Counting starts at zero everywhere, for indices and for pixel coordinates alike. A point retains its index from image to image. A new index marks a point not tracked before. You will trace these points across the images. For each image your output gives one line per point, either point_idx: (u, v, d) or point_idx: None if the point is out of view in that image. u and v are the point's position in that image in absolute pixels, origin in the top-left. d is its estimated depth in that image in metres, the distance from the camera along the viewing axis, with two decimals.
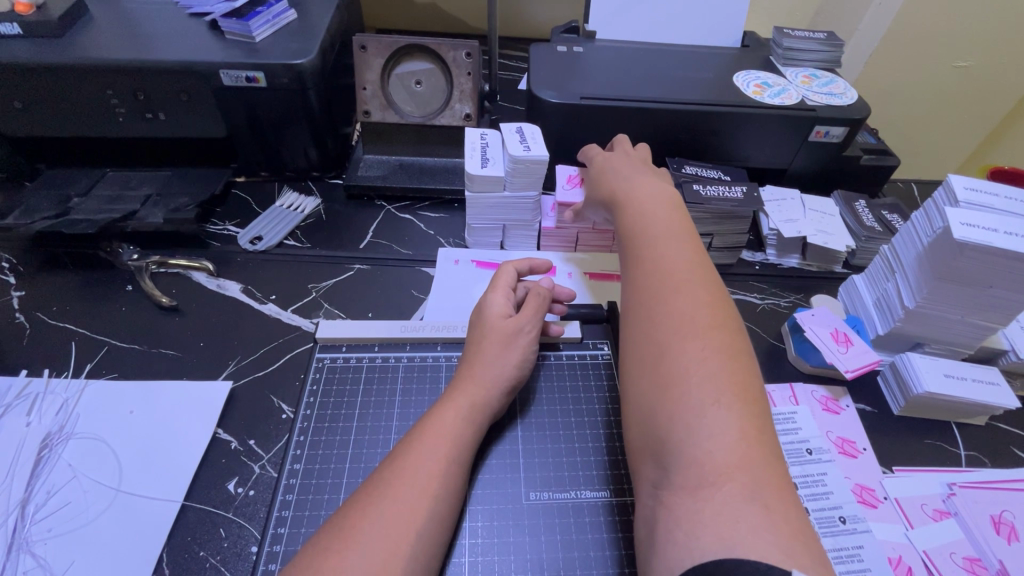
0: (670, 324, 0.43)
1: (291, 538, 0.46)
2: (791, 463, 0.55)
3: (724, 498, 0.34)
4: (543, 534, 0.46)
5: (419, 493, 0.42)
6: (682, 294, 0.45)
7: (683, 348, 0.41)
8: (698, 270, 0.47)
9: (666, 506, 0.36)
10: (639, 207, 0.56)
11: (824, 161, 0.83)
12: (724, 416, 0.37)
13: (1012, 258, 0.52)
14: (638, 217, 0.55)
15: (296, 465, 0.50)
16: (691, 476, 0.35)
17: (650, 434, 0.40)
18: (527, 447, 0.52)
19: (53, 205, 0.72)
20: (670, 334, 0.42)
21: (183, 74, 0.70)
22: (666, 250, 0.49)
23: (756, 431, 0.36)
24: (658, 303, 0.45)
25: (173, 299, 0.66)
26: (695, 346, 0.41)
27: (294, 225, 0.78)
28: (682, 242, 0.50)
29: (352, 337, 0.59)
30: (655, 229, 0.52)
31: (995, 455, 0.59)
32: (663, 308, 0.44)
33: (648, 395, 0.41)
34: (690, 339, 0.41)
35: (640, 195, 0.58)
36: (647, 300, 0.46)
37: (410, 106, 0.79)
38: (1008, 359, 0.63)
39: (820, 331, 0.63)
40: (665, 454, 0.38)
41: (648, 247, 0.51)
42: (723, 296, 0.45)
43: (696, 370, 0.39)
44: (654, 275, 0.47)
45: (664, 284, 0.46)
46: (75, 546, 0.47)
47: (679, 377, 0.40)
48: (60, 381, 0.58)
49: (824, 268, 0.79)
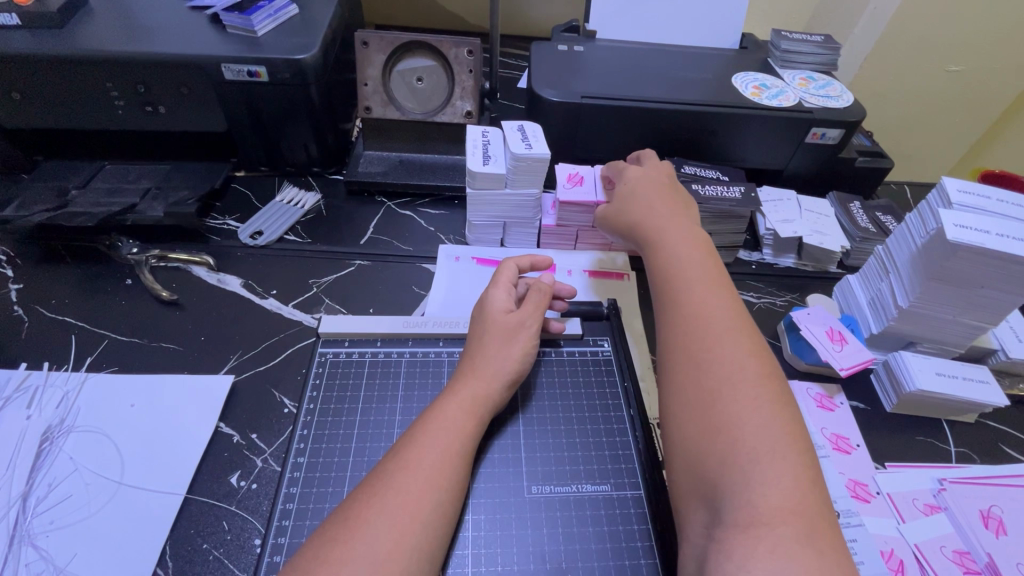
0: (718, 371, 0.44)
1: (294, 531, 0.46)
2: None
3: (778, 539, 0.36)
4: (545, 527, 0.47)
5: (423, 486, 0.42)
6: (727, 341, 0.46)
7: (733, 396, 0.43)
8: (739, 318, 0.49)
9: (716, 541, 0.38)
10: (672, 244, 0.57)
11: (819, 162, 0.85)
12: (779, 465, 0.39)
13: (1001, 258, 0.53)
14: (672, 255, 0.56)
15: (299, 458, 0.50)
16: (742, 517, 0.37)
17: (699, 472, 0.41)
18: (528, 441, 0.52)
19: (52, 197, 0.72)
20: (719, 380, 0.44)
21: (184, 68, 0.70)
22: (706, 294, 0.51)
23: (808, 480, 0.39)
24: (702, 349, 0.46)
25: (173, 293, 0.66)
26: (744, 395, 0.43)
27: (295, 220, 0.78)
28: (720, 286, 0.52)
29: (354, 332, 0.59)
30: (691, 270, 0.54)
31: (984, 451, 0.61)
32: (711, 356, 0.46)
33: (698, 439, 0.42)
34: (740, 388, 0.43)
35: (672, 230, 0.59)
36: (691, 345, 0.47)
37: (411, 102, 0.80)
38: (996, 358, 0.65)
39: (815, 329, 0.64)
40: (717, 495, 0.40)
41: (687, 289, 0.52)
42: (763, 343, 0.47)
43: (748, 419, 0.41)
44: (696, 319, 0.49)
45: (708, 331, 0.47)
46: (76, 540, 0.47)
47: (729, 423, 0.41)
48: (60, 374, 0.58)
49: (818, 268, 0.80)
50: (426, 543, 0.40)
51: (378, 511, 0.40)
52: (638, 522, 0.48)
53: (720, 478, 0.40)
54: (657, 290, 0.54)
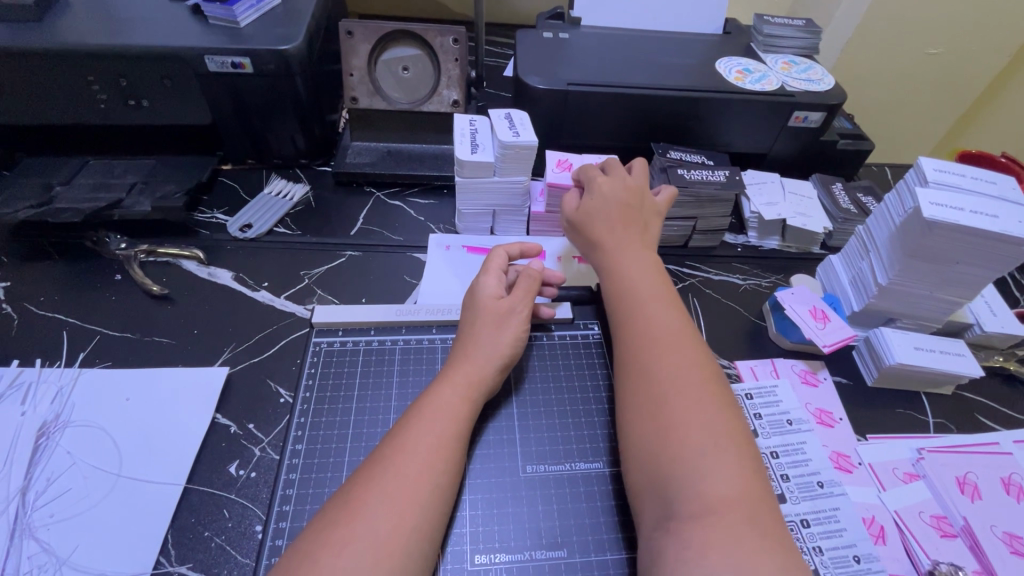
0: (666, 376, 0.46)
1: (295, 515, 0.47)
2: (773, 434, 0.58)
3: (728, 526, 0.38)
4: (540, 505, 0.48)
5: (420, 468, 0.43)
6: (673, 349, 0.49)
7: (681, 397, 0.45)
8: (683, 328, 0.51)
9: (669, 532, 0.39)
10: (624, 254, 0.59)
11: (802, 146, 0.86)
12: (724, 459, 0.41)
13: (974, 235, 0.55)
14: (623, 266, 0.58)
15: (298, 446, 0.51)
16: (691, 512, 0.39)
17: (650, 471, 0.43)
18: (522, 423, 0.54)
19: (37, 193, 0.71)
20: (669, 385, 0.46)
21: (166, 61, 0.69)
22: (653, 305, 0.53)
23: (751, 471, 0.41)
24: (653, 359, 0.48)
25: (164, 287, 0.66)
26: (690, 397, 0.45)
27: (283, 212, 0.78)
28: (666, 299, 0.54)
29: (348, 321, 0.60)
30: (641, 281, 0.56)
31: (960, 421, 0.63)
32: (659, 364, 0.48)
33: (649, 439, 0.44)
34: (686, 391, 0.45)
35: (625, 240, 0.60)
36: (642, 352, 0.49)
37: (396, 92, 0.80)
38: (973, 332, 0.67)
39: (799, 308, 0.66)
40: (668, 490, 0.41)
41: (635, 300, 0.54)
42: (706, 351, 0.50)
43: (694, 418, 0.43)
44: (645, 330, 0.51)
45: (657, 342, 0.49)
46: (77, 532, 0.47)
47: (678, 423, 0.43)
48: (52, 370, 0.58)
49: (802, 249, 0.82)
50: (421, 533, 0.41)
51: (367, 504, 0.41)
52: (629, 498, 0.49)
53: (671, 476, 0.41)
54: (612, 301, 0.56)
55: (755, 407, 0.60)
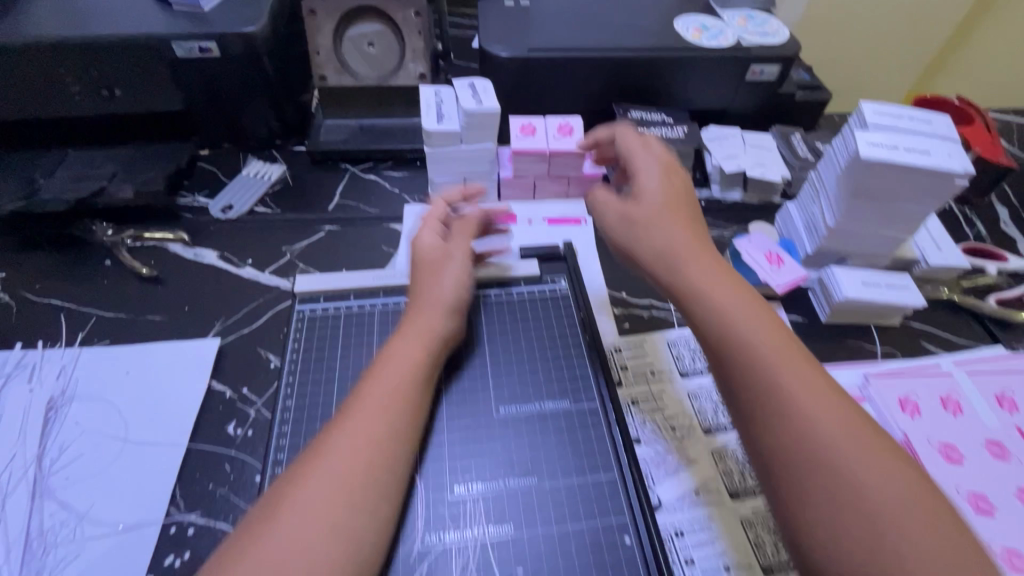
0: (781, 384, 0.42)
1: (290, 462, 0.51)
2: None
3: (914, 533, 0.37)
4: (513, 440, 0.53)
5: (370, 431, 0.46)
6: (780, 348, 0.44)
7: (806, 410, 0.41)
8: (772, 320, 0.46)
9: (831, 546, 0.38)
10: (687, 240, 0.53)
11: (762, 99, 0.88)
12: (874, 468, 0.39)
13: (910, 172, 0.59)
14: (686, 250, 0.52)
15: (288, 402, 0.55)
16: (853, 531, 0.37)
17: (842, 497, 0.38)
18: (495, 370, 0.58)
19: (21, 187, 0.73)
20: (788, 399, 0.42)
21: (135, 49, 0.71)
22: (734, 300, 0.47)
23: (903, 475, 0.39)
24: (777, 374, 0.43)
25: (154, 269, 0.70)
26: (814, 404, 0.41)
27: (262, 192, 0.81)
28: (744, 289, 0.49)
29: (329, 289, 0.63)
30: (712, 269, 0.50)
31: (905, 348, 0.68)
32: (819, 398, 0.42)
33: (799, 463, 0.40)
34: (807, 399, 0.42)
35: (684, 224, 0.54)
36: (745, 360, 0.44)
37: (363, 68, 0.82)
38: (917, 267, 0.71)
39: (754, 253, 0.71)
40: (836, 515, 0.38)
41: (710, 292, 0.48)
42: (791, 335, 0.46)
43: (826, 430, 0.40)
44: (738, 325, 0.46)
45: (775, 354, 0.44)
46: (93, 491, 0.52)
47: (820, 443, 0.40)
48: (55, 351, 0.61)
49: (764, 200, 0.84)
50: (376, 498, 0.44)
51: (309, 484, 0.42)
52: (594, 430, 0.54)
53: (832, 496, 0.38)
54: (726, 299, 0.47)
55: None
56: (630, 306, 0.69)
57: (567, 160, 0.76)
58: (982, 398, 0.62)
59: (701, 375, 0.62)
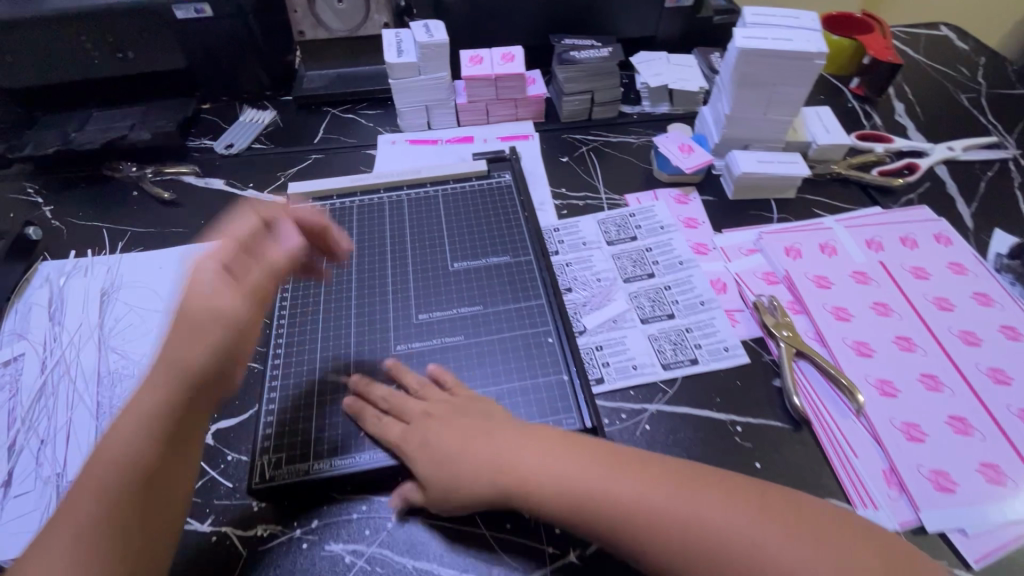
0: (607, 519, 0.45)
1: (291, 311, 0.65)
2: (649, 237, 0.77)
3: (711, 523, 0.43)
4: (464, 286, 0.66)
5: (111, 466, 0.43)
6: (573, 471, 0.47)
7: (635, 505, 0.45)
8: (543, 447, 0.49)
9: None
10: (489, 449, 0.49)
11: (685, 24, 1.01)
12: (679, 491, 0.45)
13: (776, 56, 0.72)
14: (505, 461, 0.48)
15: (287, 272, 0.69)
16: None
17: (643, 525, 0.44)
18: (451, 240, 0.71)
19: (57, 137, 0.86)
20: (615, 504, 0.45)
21: (142, 14, 0.85)
22: (512, 453, 0.49)
23: (698, 482, 0.45)
24: (485, 445, 0.50)
25: (173, 194, 0.84)
26: (635, 495, 0.45)
27: (257, 133, 0.95)
28: (530, 433, 0.50)
29: (315, 191, 0.77)
30: (501, 454, 0.49)
31: (800, 213, 0.81)
32: (500, 438, 0.50)
33: (569, 509, 0.46)
34: (631, 498, 0.45)
35: (505, 438, 0.50)
36: (561, 496, 0.46)
37: (335, 23, 0.96)
38: (811, 149, 0.85)
39: (670, 146, 0.84)
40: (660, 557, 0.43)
41: (534, 483, 0.47)
42: (566, 437, 0.50)
43: (645, 496, 0.45)
44: (571, 499, 0.46)
45: (466, 417, 0.52)
46: (144, 345, 0.66)
47: (649, 511, 0.44)
48: (103, 256, 0.76)
49: (688, 110, 0.98)
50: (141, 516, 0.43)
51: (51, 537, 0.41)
52: (529, 274, 0.67)
53: (676, 535, 0.43)
54: (433, 391, 0.56)
55: (638, 221, 0.79)
56: (568, 198, 0.84)
57: (512, 83, 0.90)
58: (853, 241, 0.75)
59: (624, 243, 0.76)
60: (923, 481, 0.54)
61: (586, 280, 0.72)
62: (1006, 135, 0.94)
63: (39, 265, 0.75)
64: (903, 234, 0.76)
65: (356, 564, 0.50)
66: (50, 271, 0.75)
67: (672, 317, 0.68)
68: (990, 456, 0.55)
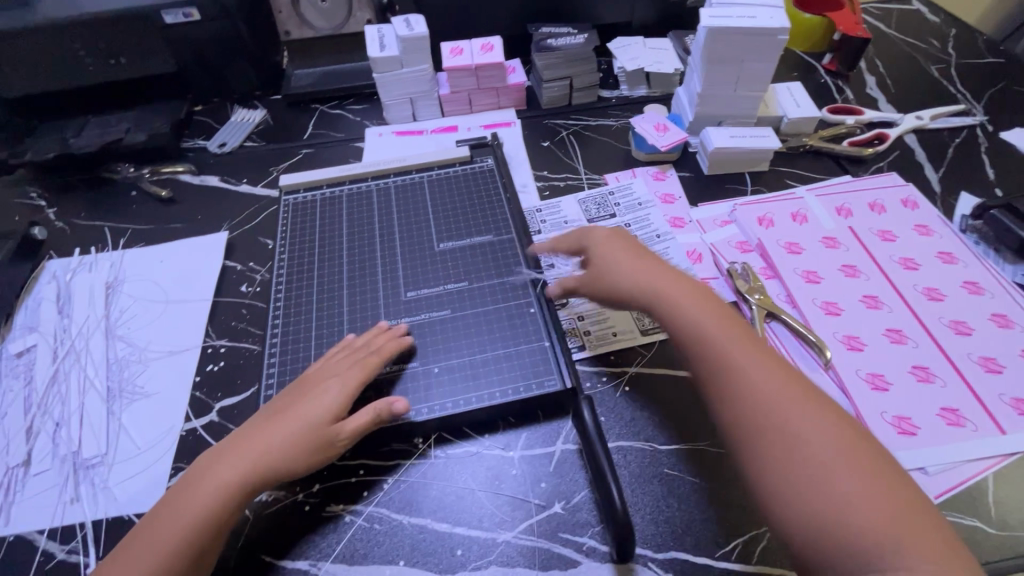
0: (773, 418, 0.47)
1: (287, 295, 0.69)
2: (627, 213, 0.80)
3: (820, 444, 0.45)
4: (450, 265, 0.70)
5: (198, 495, 0.50)
6: (751, 356, 0.50)
7: (795, 413, 0.47)
8: (729, 327, 0.53)
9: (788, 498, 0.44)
10: (683, 304, 0.55)
11: (659, 8, 1.04)
12: (810, 412, 0.47)
13: (741, 33, 0.75)
14: (694, 330, 0.53)
15: (281, 259, 0.72)
16: (803, 511, 0.43)
17: (745, 416, 0.48)
18: (436, 223, 0.75)
19: (56, 142, 0.90)
20: (779, 411, 0.47)
21: (132, 20, 0.89)
22: (693, 314, 0.54)
23: (819, 407, 0.47)
24: (677, 303, 0.55)
25: (170, 192, 0.88)
26: (800, 407, 0.47)
27: (249, 131, 0.98)
28: (705, 300, 0.55)
29: (305, 182, 0.80)
30: (688, 308, 0.54)
31: (773, 185, 0.84)
32: (696, 306, 0.54)
33: (729, 381, 0.50)
34: (798, 403, 0.47)
35: (695, 298, 0.55)
36: (739, 374, 0.49)
37: (319, 20, 1.03)
38: (782, 123, 0.88)
39: (645, 126, 0.87)
40: (779, 459, 0.45)
41: (719, 345, 0.51)
42: (740, 326, 0.54)
43: (792, 412, 0.47)
44: (739, 381, 0.49)
45: (645, 258, 0.60)
46: (148, 333, 0.70)
47: (777, 418, 0.46)
48: (106, 253, 0.80)
49: (665, 92, 1.01)
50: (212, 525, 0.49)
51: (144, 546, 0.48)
52: (511, 251, 0.71)
53: (766, 429, 0.46)
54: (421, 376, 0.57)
55: (618, 199, 0.82)
56: (550, 180, 0.87)
57: (491, 72, 0.93)
58: (823, 209, 0.78)
59: (604, 219, 0.80)
60: (886, 425, 0.57)
61: None
62: (973, 102, 0.97)
63: (45, 263, 0.79)
64: (871, 200, 0.79)
65: (356, 522, 0.54)
66: (56, 269, 0.78)
67: None
68: (950, 401, 0.59)
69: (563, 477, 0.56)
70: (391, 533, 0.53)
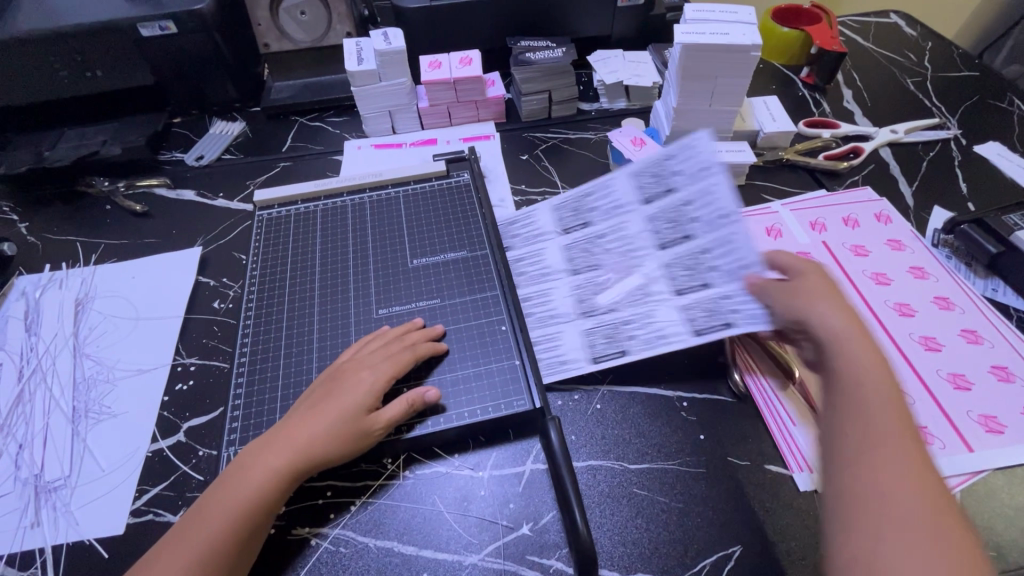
0: (873, 471, 0.43)
1: (259, 313, 0.68)
2: (604, 219, 0.73)
3: (911, 523, 0.40)
4: (423, 282, 0.69)
5: (212, 520, 0.49)
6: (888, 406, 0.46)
7: (900, 475, 0.43)
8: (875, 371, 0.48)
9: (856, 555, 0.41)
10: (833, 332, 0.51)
11: (639, 21, 1.05)
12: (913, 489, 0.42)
13: (715, 50, 0.75)
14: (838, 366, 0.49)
15: (253, 276, 0.72)
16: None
17: (851, 458, 0.45)
18: (411, 239, 0.74)
19: (29, 156, 0.89)
20: (887, 459, 0.43)
21: (108, 33, 0.88)
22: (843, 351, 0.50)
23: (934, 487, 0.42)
24: (820, 329, 0.52)
25: (145, 206, 0.87)
26: (905, 472, 0.43)
27: (227, 144, 0.98)
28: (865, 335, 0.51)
29: (280, 198, 0.80)
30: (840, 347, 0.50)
31: (749, 199, 0.85)
32: (844, 334, 0.51)
33: (852, 421, 0.46)
34: (912, 467, 0.43)
35: (845, 332, 0.51)
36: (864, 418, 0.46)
37: (298, 33, 1.00)
38: (759, 136, 0.89)
39: (622, 140, 0.87)
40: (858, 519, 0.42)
41: (857, 386, 0.47)
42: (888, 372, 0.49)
43: (895, 476, 0.42)
44: (865, 421, 0.46)
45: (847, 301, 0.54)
46: (117, 352, 0.69)
47: (875, 478, 0.43)
48: (77, 269, 0.79)
49: (645, 104, 1.02)
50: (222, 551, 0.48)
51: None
52: (485, 268, 0.70)
53: (858, 483, 0.43)
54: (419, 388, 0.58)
55: (601, 191, 0.76)
56: (528, 195, 0.87)
57: (470, 86, 0.93)
58: (798, 224, 0.79)
59: (577, 229, 0.74)
60: None
61: (534, 276, 0.71)
62: (948, 116, 0.98)
63: (15, 279, 0.78)
64: (845, 214, 0.80)
65: (322, 546, 0.53)
66: (25, 285, 0.78)
67: (613, 311, 0.65)
68: (920, 419, 0.59)
69: (531, 499, 0.55)
70: (357, 556, 0.52)
